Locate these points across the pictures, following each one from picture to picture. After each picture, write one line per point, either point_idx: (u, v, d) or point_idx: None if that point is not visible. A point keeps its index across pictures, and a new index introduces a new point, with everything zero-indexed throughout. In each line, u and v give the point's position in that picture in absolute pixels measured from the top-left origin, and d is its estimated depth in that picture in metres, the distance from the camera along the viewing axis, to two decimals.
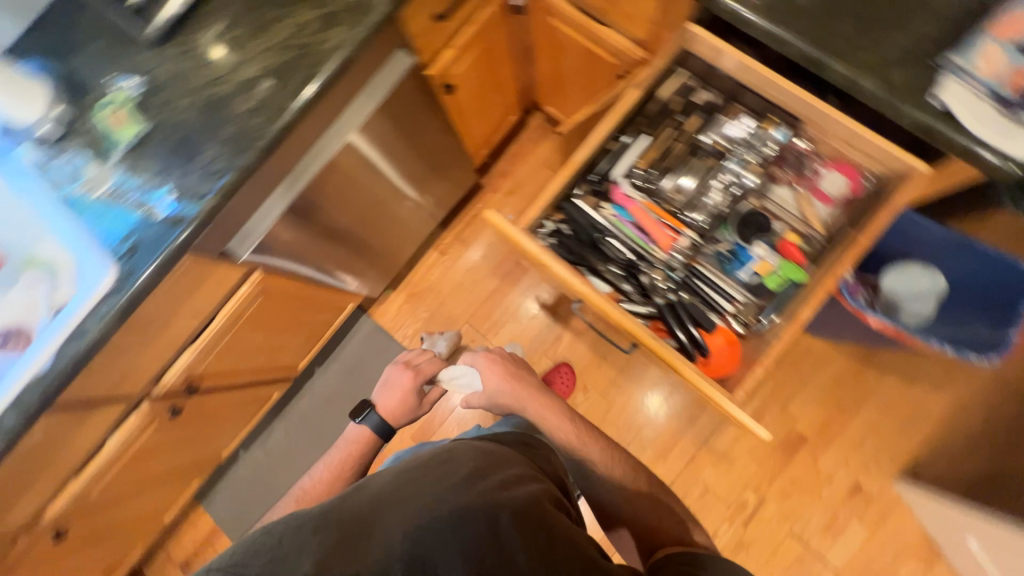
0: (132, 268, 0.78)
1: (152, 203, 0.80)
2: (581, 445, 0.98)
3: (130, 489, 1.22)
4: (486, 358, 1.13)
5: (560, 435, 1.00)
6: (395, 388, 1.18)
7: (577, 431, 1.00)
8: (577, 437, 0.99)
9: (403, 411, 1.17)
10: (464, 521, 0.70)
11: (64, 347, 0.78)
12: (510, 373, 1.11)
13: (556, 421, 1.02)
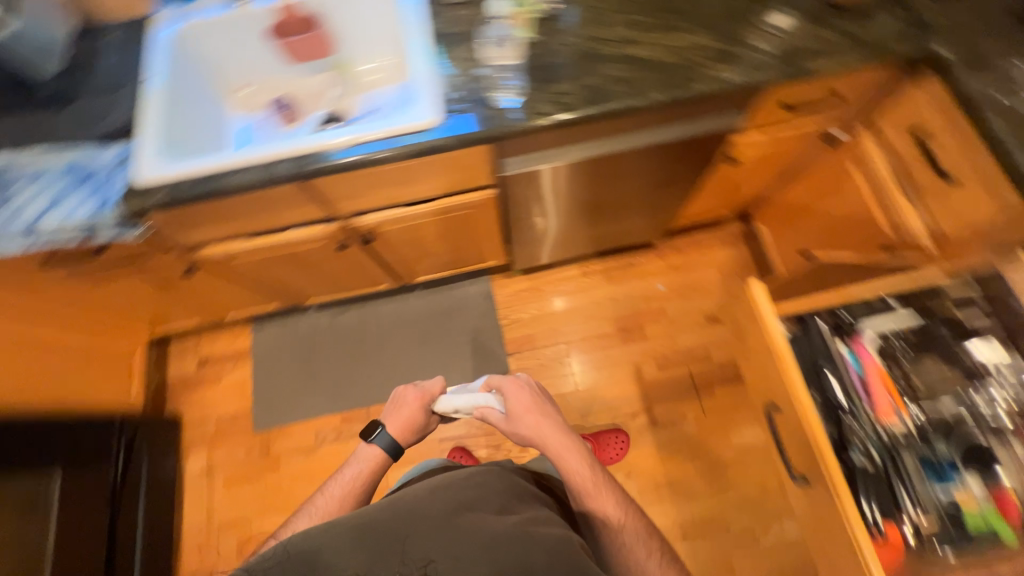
0: (451, 126, 0.87)
1: (500, 93, 0.89)
2: (602, 501, 0.92)
3: (250, 277, 1.29)
4: (512, 382, 1.01)
5: (580, 486, 0.93)
6: (401, 412, 1.02)
7: (598, 484, 0.93)
8: (597, 491, 0.92)
9: (411, 433, 1.01)
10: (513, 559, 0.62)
11: (361, 144, 0.88)
12: (536, 405, 0.99)
13: (578, 467, 0.94)
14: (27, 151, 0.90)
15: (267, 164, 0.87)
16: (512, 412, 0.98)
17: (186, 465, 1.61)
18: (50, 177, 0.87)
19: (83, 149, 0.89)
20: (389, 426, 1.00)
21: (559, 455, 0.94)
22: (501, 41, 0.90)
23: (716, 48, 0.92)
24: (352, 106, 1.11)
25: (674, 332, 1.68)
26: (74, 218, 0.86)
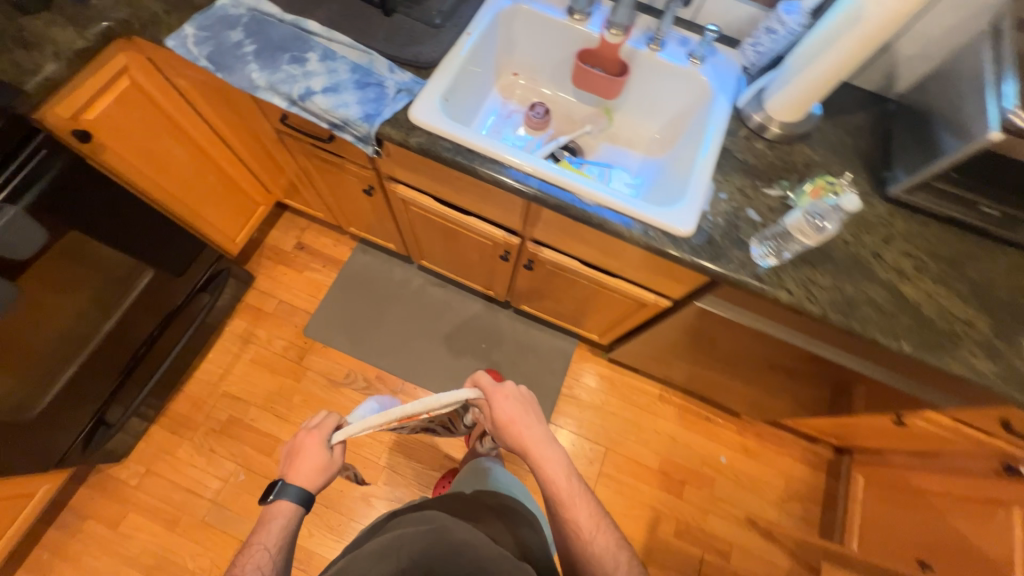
0: (694, 245, 0.84)
1: (756, 244, 0.84)
2: (577, 512, 0.77)
3: (402, 222, 1.30)
4: (494, 382, 0.83)
5: (557, 500, 0.78)
6: (300, 457, 0.76)
7: (573, 491, 0.78)
8: (572, 505, 0.77)
9: (320, 476, 0.76)
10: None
11: (606, 208, 0.85)
12: (524, 415, 0.81)
13: (557, 473, 0.78)
14: (339, 33, 0.92)
15: (517, 173, 0.86)
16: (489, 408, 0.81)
17: (230, 324, 1.63)
18: (344, 66, 0.90)
19: (384, 60, 0.91)
20: (292, 479, 0.76)
21: (538, 463, 0.79)
22: (822, 223, 0.80)
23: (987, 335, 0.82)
24: (594, 150, 1.13)
25: (710, 509, 1.56)
26: (339, 110, 0.87)
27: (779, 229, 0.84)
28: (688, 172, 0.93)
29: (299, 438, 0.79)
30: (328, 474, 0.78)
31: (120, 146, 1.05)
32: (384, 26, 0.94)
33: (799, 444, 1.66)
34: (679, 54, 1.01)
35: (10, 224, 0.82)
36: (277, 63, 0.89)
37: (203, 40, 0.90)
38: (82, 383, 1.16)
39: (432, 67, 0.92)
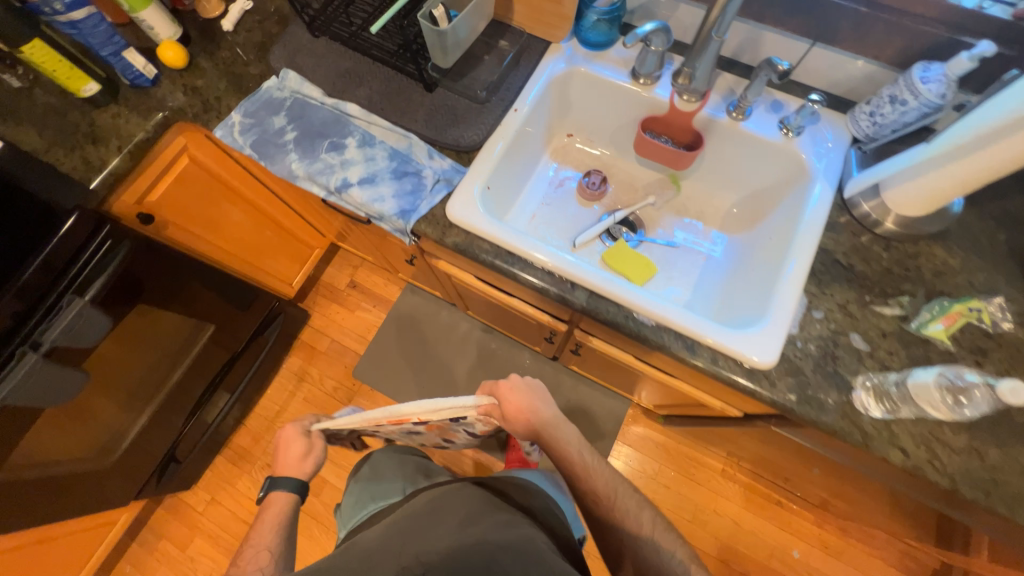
0: (777, 380, 0.68)
1: (862, 387, 0.67)
2: (591, 474, 0.75)
3: (447, 286, 1.24)
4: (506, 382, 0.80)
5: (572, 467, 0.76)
6: (293, 450, 0.86)
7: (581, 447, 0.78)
8: (587, 471, 0.76)
9: (307, 465, 0.85)
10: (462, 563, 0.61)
11: (666, 327, 0.72)
12: (535, 404, 0.77)
13: (572, 442, 0.78)
14: (378, 114, 0.87)
15: (563, 280, 0.76)
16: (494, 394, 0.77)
17: (288, 361, 1.70)
18: (382, 151, 0.85)
19: (423, 145, 0.84)
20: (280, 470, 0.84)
21: (553, 433, 0.77)
22: (959, 403, 0.64)
23: None
24: (658, 224, 0.99)
25: None
26: (375, 204, 0.81)
27: (902, 385, 0.66)
28: (772, 275, 0.77)
29: (288, 433, 0.88)
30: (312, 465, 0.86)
31: (181, 219, 1.10)
32: (426, 105, 0.87)
33: (894, 546, 1.41)
34: (768, 122, 0.83)
35: (80, 317, 0.88)
36: (316, 151, 0.86)
37: (248, 129, 0.89)
38: (153, 430, 1.26)
39: (474, 151, 0.84)
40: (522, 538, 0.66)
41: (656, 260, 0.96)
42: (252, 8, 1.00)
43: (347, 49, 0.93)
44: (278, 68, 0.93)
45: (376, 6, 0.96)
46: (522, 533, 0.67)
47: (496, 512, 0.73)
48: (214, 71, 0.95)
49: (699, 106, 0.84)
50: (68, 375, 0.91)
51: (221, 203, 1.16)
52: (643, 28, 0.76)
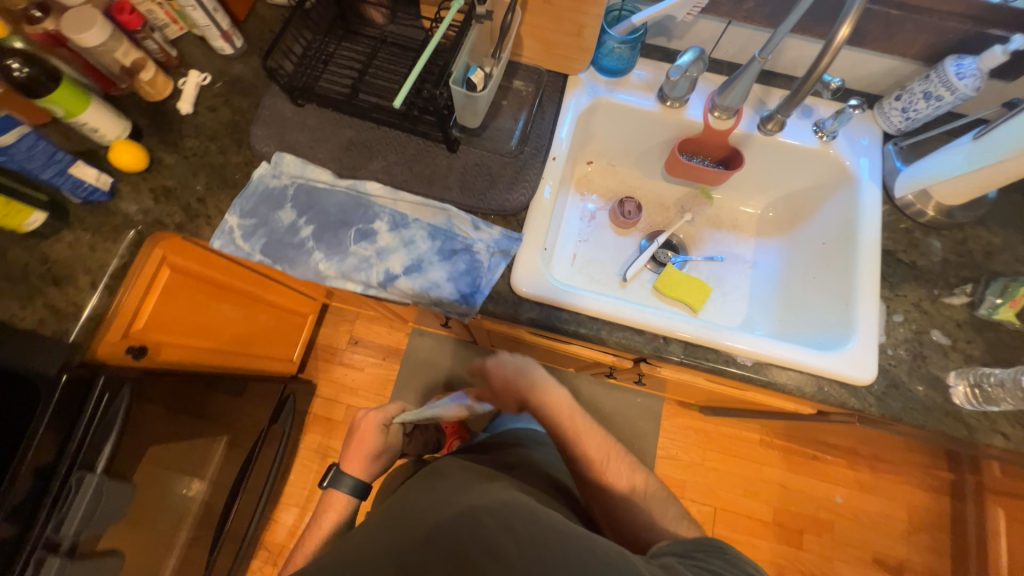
0: (880, 394, 0.70)
1: (958, 382, 0.70)
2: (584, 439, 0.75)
3: (482, 338, 1.17)
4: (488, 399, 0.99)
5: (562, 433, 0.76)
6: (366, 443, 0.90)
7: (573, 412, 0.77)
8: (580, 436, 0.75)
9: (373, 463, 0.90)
10: (441, 551, 0.52)
11: (765, 363, 0.71)
12: (520, 369, 0.81)
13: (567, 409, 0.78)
14: (404, 189, 0.77)
15: (652, 335, 0.73)
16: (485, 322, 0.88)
17: (305, 440, 1.56)
18: (420, 230, 0.76)
19: (464, 216, 0.76)
20: (349, 465, 0.88)
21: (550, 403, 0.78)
22: (986, 405, 0.67)
23: None
24: (698, 241, 0.98)
25: (833, 555, 1.49)
26: (431, 294, 0.73)
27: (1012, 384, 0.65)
28: (839, 285, 0.78)
29: (364, 423, 0.91)
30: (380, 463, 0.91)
31: (174, 336, 0.94)
32: (456, 169, 0.78)
33: (916, 470, 1.56)
34: (802, 129, 0.83)
35: (97, 493, 0.74)
36: (344, 244, 0.75)
37: (251, 232, 0.76)
38: (186, 568, 1.10)
39: (522, 212, 0.78)
40: (502, 501, 0.59)
41: (706, 278, 0.95)
42: (208, 82, 0.84)
43: (344, 117, 0.81)
44: (266, 152, 0.79)
45: (363, 61, 0.84)
46: (504, 497, 0.60)
47: (481, 479, 0.68)
48: (185, 167, 0.80)
49: (735, 123, 0.82)
50: (84, 563, 0.76)
51: (212, 305, 1.01)
52: (681, 61, 0.73)
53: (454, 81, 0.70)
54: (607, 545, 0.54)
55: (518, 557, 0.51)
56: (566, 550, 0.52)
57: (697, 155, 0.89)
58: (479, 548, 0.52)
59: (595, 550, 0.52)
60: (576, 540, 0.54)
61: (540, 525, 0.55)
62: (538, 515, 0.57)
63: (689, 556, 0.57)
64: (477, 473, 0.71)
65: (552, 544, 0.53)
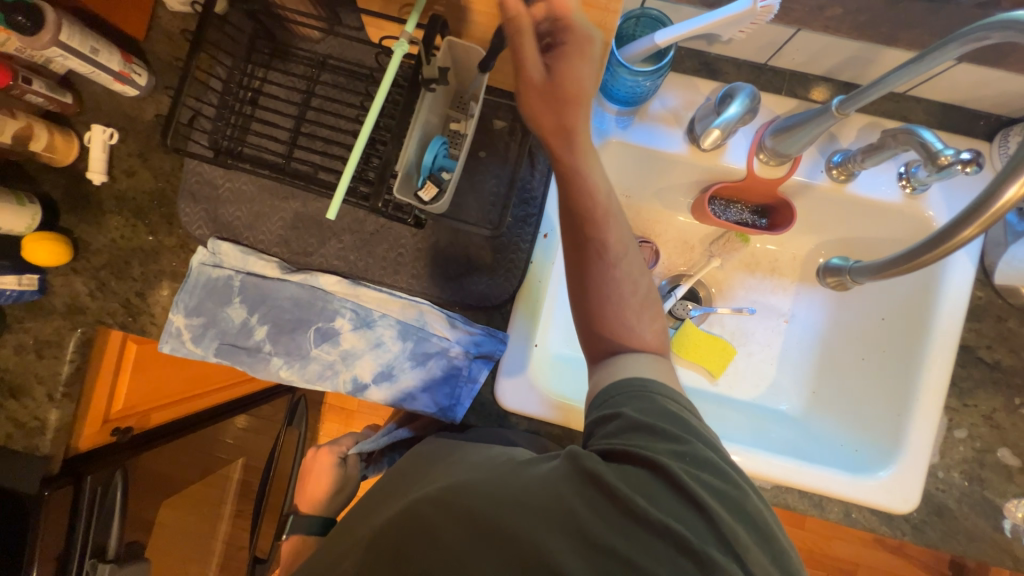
0: (918, 523, 0.61)
1: (1008, 514, 0.60)
2: (625, 310, 0.52)
3: None
4: None
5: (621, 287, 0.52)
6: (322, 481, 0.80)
7: (642, 309, 0.53)
8: (635, 317, 0.53)
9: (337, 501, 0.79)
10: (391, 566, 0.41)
11: (787, 486, 0.62)
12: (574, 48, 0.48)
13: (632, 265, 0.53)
14: (365, 280, 0.65)
15: None
16: (531, 47, 0.47)
17: None
18: (388, 330, 0.65)
19: (438, 312, 0.64)
20: (306, 506, 0.80)
21: (607, 251, 0.52)
22: None
23: None
24: (726, 289, 0.79)
25: (834, 536, 1.52)
26: (405, 405, 0.65)
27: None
28: (893, 380, 0.66)
29: (317, 460, 0.81)
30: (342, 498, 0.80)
31: (163, 398, 0.90)
32: (426, 252, 0.64)
33: None
34: (879, 176, 0.63)
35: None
36: (303, 348, 0.65)
37: (201, 334, 0.66)
38: None
39: (507, 303, 0.64)
40: (436, 487, 0.45)
41: (730, 335, 0.77)
42: (118, 136, 0.68)
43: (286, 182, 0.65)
44: (201, 234, 0.66)
45: (300, 101, 0.64)
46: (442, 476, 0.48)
47: (436, 453, 0.57)
48: (115, 254, 0.68)
49: (788, 172, 0.63)
50: None
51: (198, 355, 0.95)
52: (725, 113, 0.56)
53: (398, 185, 0.55)
54: (535, 481, 0.43)
55: (450, 539, 0.40)
56: (500, 498, 0.42)
57: (733, 202, 0.69)
58: (412, 555, 0.41)
59: (535, 489, 0.43)
60: (506, 492, 0.43)
61: (467, 495, 0.43)
62: (463, 482, 0.45)
63: (610, 421, 0.47)
64: (440, 444, 0.60)
65: (484, 514, 0.41)
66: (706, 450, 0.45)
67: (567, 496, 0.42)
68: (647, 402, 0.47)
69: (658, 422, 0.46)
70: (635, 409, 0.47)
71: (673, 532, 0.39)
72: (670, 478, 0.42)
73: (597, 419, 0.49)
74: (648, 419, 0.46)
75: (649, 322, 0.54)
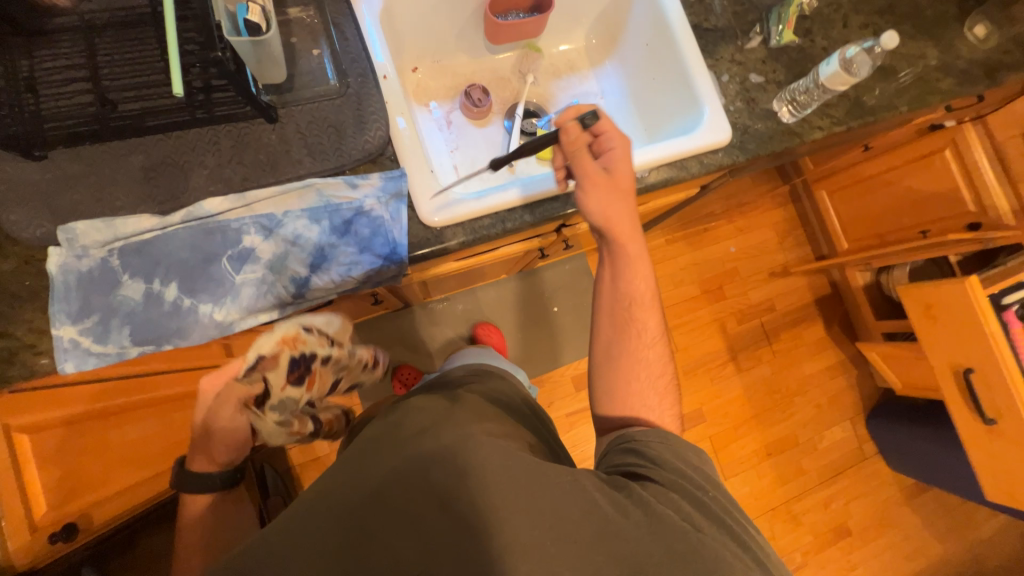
0: (741, 146, 0.84)
1: (780, 111, 0.86)
2: (649, 391, 0.69)
3: (416, 293, 1.14)
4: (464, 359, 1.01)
5: (647, 370, 0.70)
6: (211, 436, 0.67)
7: (664, 394, 0.70)
8: (655, 399, 0.69)
9: (224, 457, 0.69)
10: (411, 494, 0.52)
11: (659, 167, 0.80)
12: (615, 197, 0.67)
13: (657, 360, 0.71)
14: (249, 188, 0.65)
15: (567, 195, 0.76)
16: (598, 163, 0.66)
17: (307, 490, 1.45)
18: (298, 219, 0.66)
19: (333, 180, 0.68)
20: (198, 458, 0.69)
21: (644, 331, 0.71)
22: (801, 109, 0.85)
23: (950, 49, 0.92)
24: (549, 96, 0.99)
25: (746, 289, 1.89)
26: (353, 274, 0.67)
27: (816, 86, 0.82)
28: (675, 74, 0.89)
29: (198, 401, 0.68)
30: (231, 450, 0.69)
31: (94, 491, 0.78)
32: (292, 138, 0.67)
33: (769, 197, 1.96)
34: None
35: None
36: (226, 281, 0.64)
37: (105, 330, 0.60)
38: None
39: (387, 147, 0.71)
40: (456, 452, 0.55)
41: None
42: None
43: (117, 144, 0.63)
44: (43, 235, 0.60)
45: (87, 65, 0.63)
46: (451, 437, 0.58)
47: (442, 406, 0.66)
48: None
49: None
50: None
51: (125, 432, 0.83)
52: None
53: (227, 30, 0.59)
54: (558, 477, 0.54)
55: (469, 508, 0.51)
56: (520, 480, 0.53)
57: (510, 12, 0.88)
58: (422, 498, 0.52)
59: (554, 476, 0.54)
60: (523, 474, 0.53)
61: (496, 467, 0.53)
62: (486, 457, 0.54)
63: (637, 452, 0.62)
64: (430, 399, 0.69)
65: (507, 488, 0.52)
66: (716, 492, 0.58)
67: (577, 477, 0.55)
68: (668, 452, 0.62)
69: (668, 464, 0.61)
70: (659, 452, 0.62)
71: (690, 537, 0.52)
72: (671, 494, 0.56)
73: (622, 453, 0.64)
74: (663, 464, 0.60)
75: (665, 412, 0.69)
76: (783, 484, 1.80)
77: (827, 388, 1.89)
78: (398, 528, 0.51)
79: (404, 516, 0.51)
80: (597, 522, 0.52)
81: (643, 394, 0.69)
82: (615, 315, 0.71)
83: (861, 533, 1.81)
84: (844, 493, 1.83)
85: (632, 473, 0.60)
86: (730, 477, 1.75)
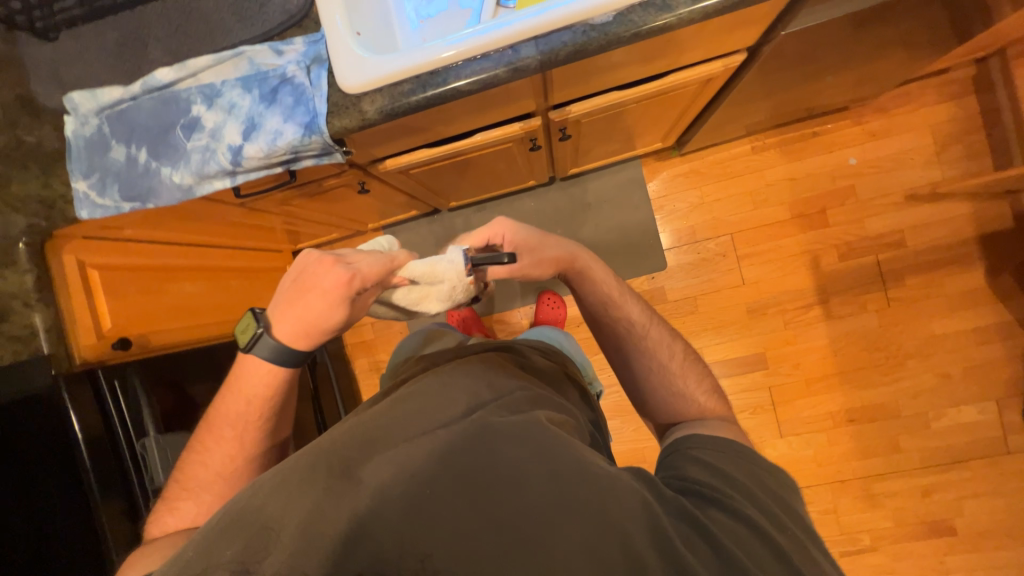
0: None
1: None
2: (674, 374, 0.77)
3: (416, 187, 1.15)
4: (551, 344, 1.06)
5: (660, 356, 0.78)
6: (302, 301, 0.63)
7: (687, 368, 0.78)
8: (682, 379, 0.77)
9: (314, 333, 0.63)
10: (476, 463, 0.56)
11: (633, 7, 0.62)
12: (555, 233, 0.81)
13: (660, 337, 0.80)
14: (191, 58, 0.70)
15: (500, 51, 0.64)
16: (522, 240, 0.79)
17: (354, 366, 1.69)
18: (234, 89, 0.70)
19: (261, 46, 0.68)
20: (279, 326, 0.63)
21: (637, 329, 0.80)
22: None
23: None
24: None
25: (863, 215, 1.45)
26: (279, 144, 0.69)
27: None
28: None
29: (278, 305, 0.64)
30: (322, 331, 0.64)
31: (155, 322, 1.00)
32: (225, 5, 0.69)
33: (930, 86, 1.40)
34: None
35: (163, 450, 0.87)
36: (180, 148, 0.71)
37: (103, 186, 0.74)
38: None
39: (310, 8, 0.69)
40: (532, 438, 0.59)
41: None
42: None
43: (100, 23, 0.73)
44: (60, 104, 0.74)
45: None
46: (527, 425, 0.61)
47: (507, 394, 0.69)
48: None
49: None
50: None
51: (173, 287, 1.07)
52: None
53: None
54: (624, 491, 0.55)
55: (535, 487, 0.54)
56: (590, 488, 0.54)
57: None
58: (486, 472, 0.55)
59: (615, 489, 0.55)
60: (598, 490, 0.54)
61: (573, 470, 0.56)
62: (570, 459, 0.57)
63: (704, 472, 0.61)
64: (496, 376, 0.73)
65: (579, 498, 0.53)
66: (801, 534, 0.55)
67: (647, 503, 0.54)
68: (737, 466, 0.61)
69: (743, 486, 0.59)
70: (731, 473, 0.60)
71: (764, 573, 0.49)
72: (748, 529, 0.53)
73: (694, 465, 0.62)
74: (739, 490, 0.58)
75: (701, 386, 0.76)
76: (866, 457, 1.46)
77: (967, 354, 1.41)
78: (464, 486, 0.54)
79: (472, 478, 0.55)
80: (661, 547, 0.51)
81: (667, 384, 0.76)
82: (608, 331, 0.81)
83: (973, 538, 1.41)
84: (958, 487, 1.42)
85: (703, 497, 0.57)
86: (788, 434, 1.49)
